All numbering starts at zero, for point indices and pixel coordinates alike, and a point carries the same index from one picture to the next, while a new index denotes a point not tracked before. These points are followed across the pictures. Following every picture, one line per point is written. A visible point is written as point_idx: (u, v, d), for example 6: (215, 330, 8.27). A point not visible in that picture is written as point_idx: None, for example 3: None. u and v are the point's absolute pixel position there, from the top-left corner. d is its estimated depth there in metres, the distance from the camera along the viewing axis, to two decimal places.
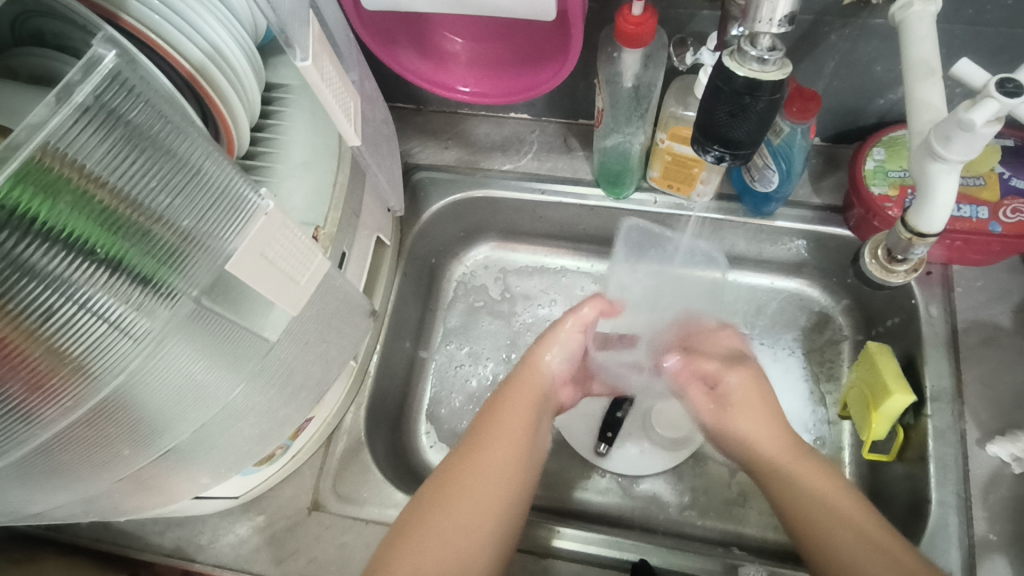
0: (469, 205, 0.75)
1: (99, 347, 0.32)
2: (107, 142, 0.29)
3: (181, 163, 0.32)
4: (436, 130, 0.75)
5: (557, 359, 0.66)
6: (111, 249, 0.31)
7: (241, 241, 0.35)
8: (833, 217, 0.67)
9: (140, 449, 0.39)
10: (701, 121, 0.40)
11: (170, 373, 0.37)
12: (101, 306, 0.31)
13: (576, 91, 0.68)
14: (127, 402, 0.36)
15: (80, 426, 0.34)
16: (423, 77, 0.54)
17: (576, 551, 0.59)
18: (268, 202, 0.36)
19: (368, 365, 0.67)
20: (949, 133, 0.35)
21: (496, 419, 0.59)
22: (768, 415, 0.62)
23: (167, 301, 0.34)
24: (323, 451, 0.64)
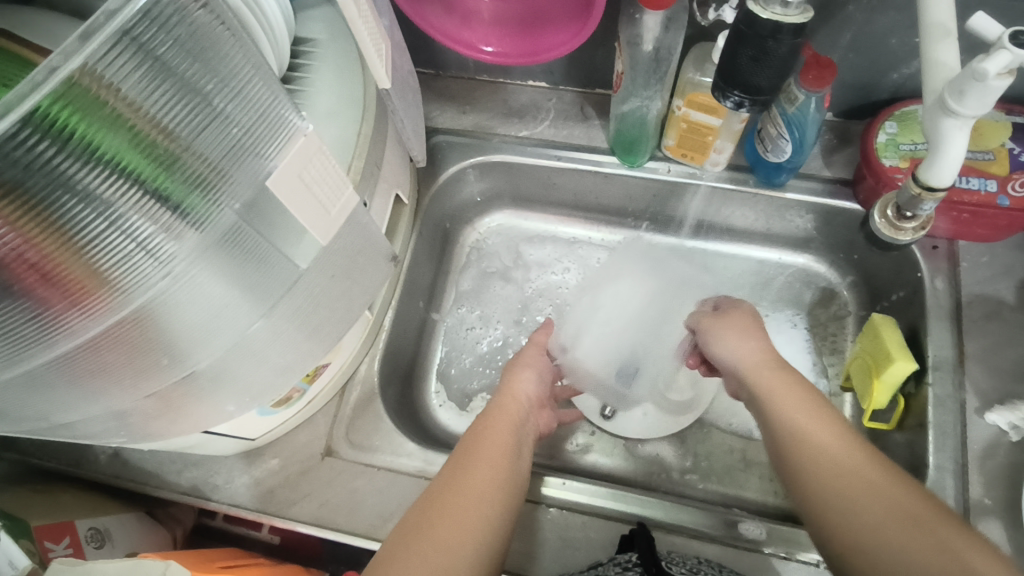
0: (486, 170, 0.76)
1: (130, 266, 0.34)
2: (140, 69, 0.29)
3: (209, 99, 0.33)
4: (456, 96, 0.76)
5: (529, 381, 0.66)
6: (146, 172, 0.32)
7: (280, 160, 0.36)
8: (843, 190, 0.68)
9: (169, 366, 0.41)
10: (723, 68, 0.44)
11: (198, 298, 0.38)
12: (134, 226, 0.33)
13: (594, 59, 0.69)
14: (153, 321, 0.37)
15: (109, 336, 0.36)
16: (447, 34, 0.56)
17: (582, 502, 0.61)
18: (308, 124, 0.37)
19: (383, 320, 0.68)
20: (964, 86, 0.36)
21: (476, 443, 0.56)
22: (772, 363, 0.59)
23: (196, 226, 0.35)
24: (337, 401, 0.66)
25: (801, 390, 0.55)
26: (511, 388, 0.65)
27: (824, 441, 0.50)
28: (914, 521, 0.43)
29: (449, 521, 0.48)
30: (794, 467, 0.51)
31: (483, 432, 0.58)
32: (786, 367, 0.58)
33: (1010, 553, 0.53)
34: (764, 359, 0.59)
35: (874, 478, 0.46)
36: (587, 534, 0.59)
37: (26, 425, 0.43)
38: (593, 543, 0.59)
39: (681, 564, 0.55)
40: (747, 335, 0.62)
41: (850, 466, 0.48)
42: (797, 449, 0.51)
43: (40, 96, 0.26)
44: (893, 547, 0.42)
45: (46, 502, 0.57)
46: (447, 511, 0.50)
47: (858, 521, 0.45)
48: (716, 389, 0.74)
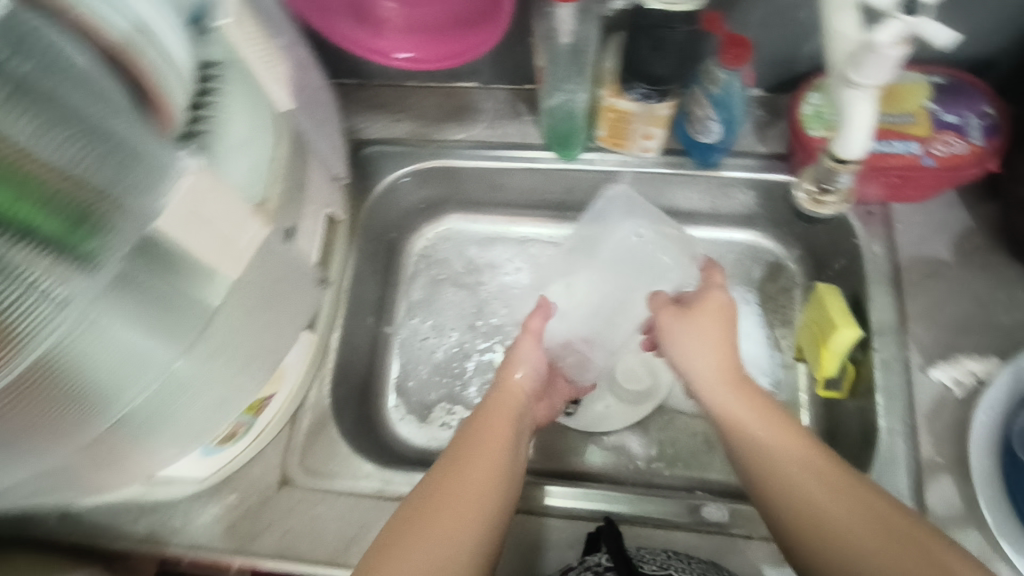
0: (425, 175, 0.75)
1: (23, 315, 0.32)
2: None
3: (85, 130, 0.33)
4: (383, 104, 0.75)
5: (524, 376, 0.63)
6: (23, 212, 0.30)
7: (172, 199, 0.34)
8: (778, 164, 0.68)
9: (92, 416, 0.40)
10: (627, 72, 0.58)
11: (103, 341, 0.37)
12: (20, 273, 0.31)
13: (518, 54, 0.68)
14: (63, 369, 0.35)
15: (15, 394, 0.34)
16: (359, 45, 0.54)
17: (568, 507, 0.60)
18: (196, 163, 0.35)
19: (329, 341, 0.67)
20: (861, 59, 0.37)
21: (467, 446, 0.54)
22: (730, 375, 0.55)
23: (87, 267, 0.34)
24: (289, 429, 0.64)
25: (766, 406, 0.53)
26: (507, 382, 0.62)
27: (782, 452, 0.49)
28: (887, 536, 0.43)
29: (440, 526, 0.48)
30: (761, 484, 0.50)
31: (479, 428, 0.56)
32: (750, 384, 0.54)
33: (962, 506, 0.54)
34: (726, 373, 0.55)
35: (854, 496, 0.46)
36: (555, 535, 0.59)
37: None
38: (562, 543, 0.59)
39: (652, 561, 0.53)
40: (710, 321, 0.58)
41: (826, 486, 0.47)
42: (761, 459, 0.50)
43: None
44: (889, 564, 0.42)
45: None
46: (439, 514, 0.48)
47: (830, 536, 0.45)
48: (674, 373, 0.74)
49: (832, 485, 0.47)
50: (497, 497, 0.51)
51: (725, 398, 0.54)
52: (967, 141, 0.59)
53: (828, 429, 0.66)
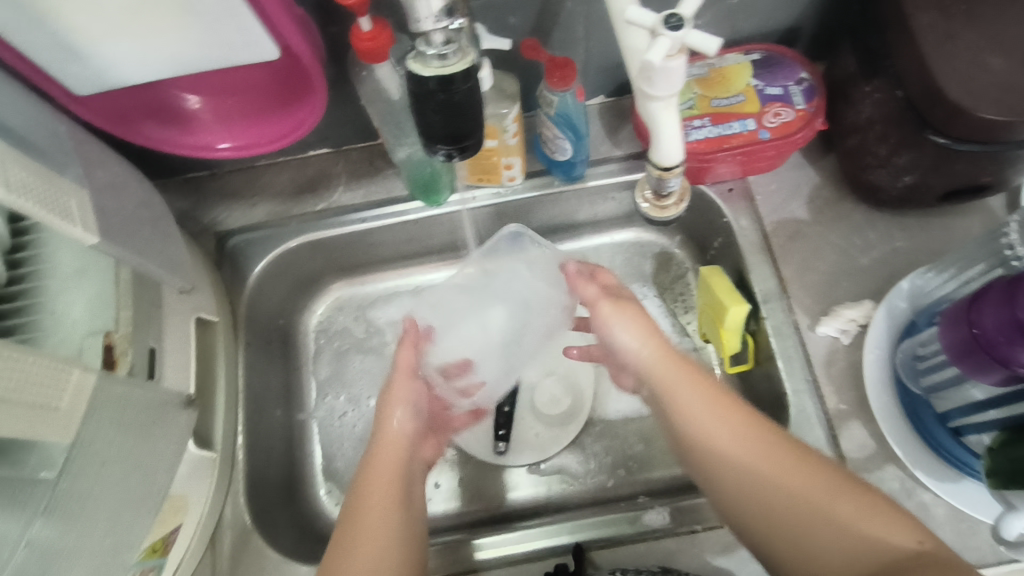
0: (295, 253, 0.72)
1: None
2: None
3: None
4: (238, 190, 0.72)
5: (402, 416, 0.59)
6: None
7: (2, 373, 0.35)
8: (636, 163, 0.70)
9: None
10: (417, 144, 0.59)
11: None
12: None
13: (359, 114, 0.67)
14: None
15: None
16: (175, 145, 0.53)
17: (507, 553, 0.57)
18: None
19: (234, 450, 0.63)
20: (649, 75, 0.38)
21: (361, 497, 0.51)
22: (665, 353, 0.55)
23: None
24: (211, 555, 0.60)
25: (696, 378, 0.52)
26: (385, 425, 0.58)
27: (725, 434, 0.49)
28: (824, 518, 0.43)
29: None
30: (701, 461, 0.50)
31: (368, 481, 0.53)
32: (690, 358, 0.55)
33: (875, 446, 0.57)
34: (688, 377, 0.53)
35: (782, 464, 0.46)
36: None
37: None
38: None
39: None
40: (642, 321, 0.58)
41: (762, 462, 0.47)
42: (702, 442, 0.50)
43: None
44: (821, 526, 0.43)
45: None
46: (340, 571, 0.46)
47: (768, 515, 0.46)
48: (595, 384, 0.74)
49: (776, 466, 0.46)
50: (402, 541, 0.49)
51: (684, 393, 0.52)
52: (794, 108, 0.62)
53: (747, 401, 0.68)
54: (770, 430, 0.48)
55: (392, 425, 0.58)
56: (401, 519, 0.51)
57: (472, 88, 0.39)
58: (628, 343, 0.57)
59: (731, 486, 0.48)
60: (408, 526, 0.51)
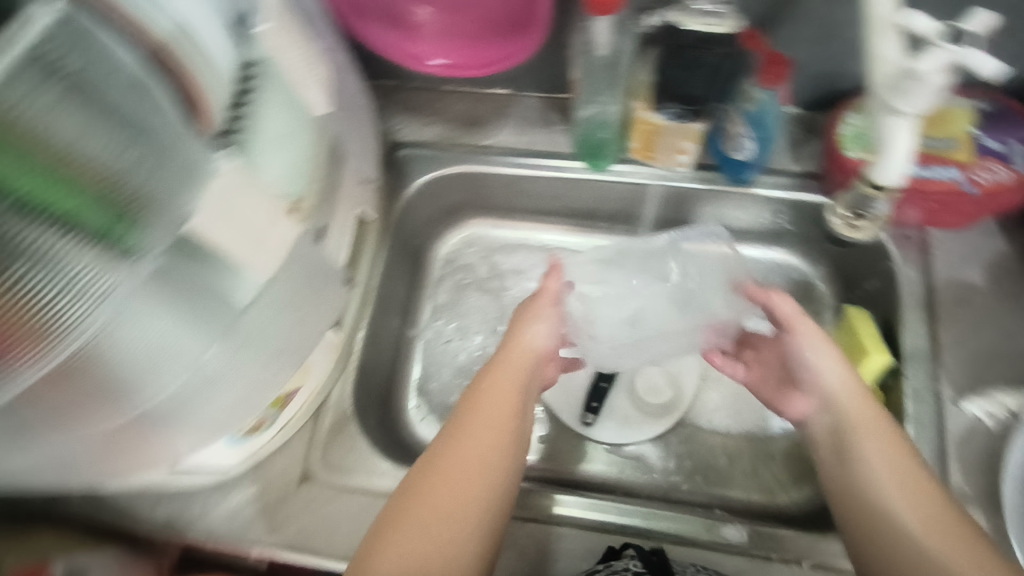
0: (450, 180, 0.75)
1: (61, 313, 0.34)
2: (57, 113, 0.31)
3: (134, 136, 0.34)
4: (419, 107, 0.75)
5: (541, 333, 0.63)
6: (63, 208, 0.31)
7: (201, 199, 0.36)
8: (811, 183, 0.67)
9: (109, 406, 0.42)
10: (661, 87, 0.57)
11: (135, 335, 0.39)
12: (73, 271, 0.33)
13: (553, 63, 0.69)
14: (95, 358, 0.38)
15: (45, 380, 0.36)
16: (391, 48, 0.55)
17: (593, 520, 0.59)
18: (224, 163, 0.37)
19: (354, 339, 0.68)
20: (907, 88, 0.41)
21: (478, 398, 0.56)
22: (856, 384, 0.55)
23: (128, 261, 0.35)
24: (312, 424, 0.65)
25: (876, 414, 0.52)
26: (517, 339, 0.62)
27: (893, 477, 0.49)
28: None
29: (440, 478, 0.51)
30: (849, 492, 0.51)
31: (478, 394, 0.56)
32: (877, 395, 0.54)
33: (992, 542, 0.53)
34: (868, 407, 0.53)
35: (942, 533, 0.46)
36: (571, 543, 0.57)
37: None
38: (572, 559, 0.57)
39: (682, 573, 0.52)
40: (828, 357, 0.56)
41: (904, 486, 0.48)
42: (862, 476, 0.50)
43: None
44: None
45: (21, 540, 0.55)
46: (441, 466, 0.52)
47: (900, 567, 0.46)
48: (695, 388, 0.74)
49: (932, 529, 0.46)
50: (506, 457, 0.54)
51: (874, 443, 0.51)
52: (1010, 169, 0.57)
53: None
54: (942, 497, 0.48)
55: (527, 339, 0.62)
56: (508, 443, 0.54)
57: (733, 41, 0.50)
58: (812, 363, 0.57)
59: (875, 529, 0.48)
60: (505, 452, 0.54)
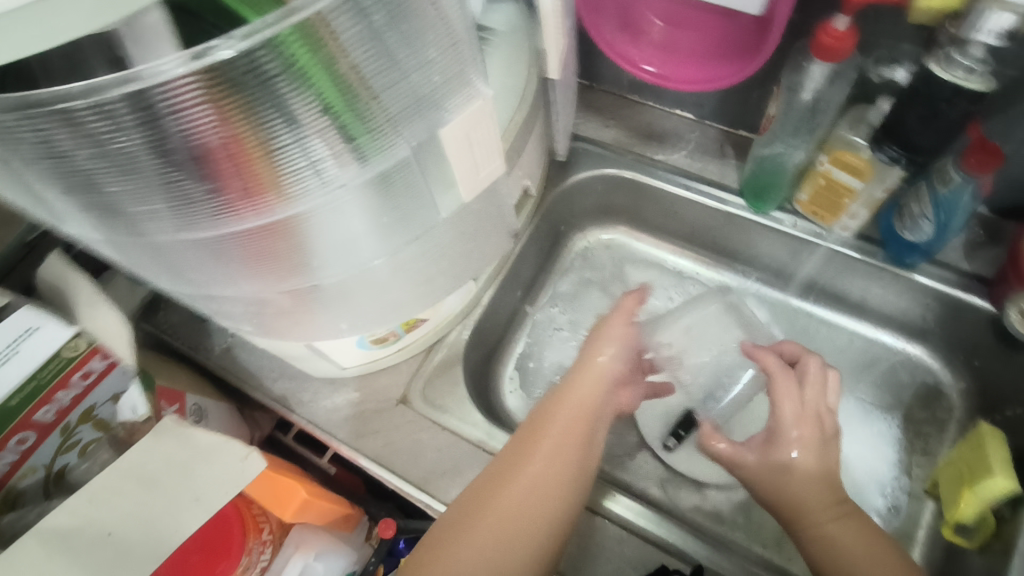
0: (613, 183, 0.78)
1: (298, 180, 0.40)
2: (354, 27, 0.35)
3: (401, 63, 0.38)
4: (603, 109, 0.79)
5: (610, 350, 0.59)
6: (345, 117, 0.38)
7: (454, 116, 0.40)
8: (976, 285, 0.64)
9: (298, 272, 0.47)
10: (887, 126, 0.56)
11: (339, 221, 0.44)
12: (316, 149, 0.38)
13: (748, 100, 0.70)
14: (305, 227, 0.43)
15: (265, 232, 0.42)
16: (614, 49, 0.60)
17: (629, 520, 0.61)
18: (487, 93, 0.41)
19: (483, 295, 0.73)
20: None
21: (545, 423, 0.54)
22: (831, 503, 0.52)
23: (362, 161, 0.40)
24: (423, 356, 0.70)
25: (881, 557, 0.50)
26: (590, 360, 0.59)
27: None
28: None
29: (496, 516, 0.49)
30: None
31: (543, 422, 0.54)
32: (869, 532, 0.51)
33: None
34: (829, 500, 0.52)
35: None
36: (622, 548, 0.60)
37: (182, 285, 0.51)
38: (626, 560, 0.59)
39: None
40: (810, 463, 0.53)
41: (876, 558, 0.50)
42: None
43: (280, 29, 0.32)
44: None
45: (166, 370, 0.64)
46: (494, 502, 0.49)
47: None
48: None
49: None
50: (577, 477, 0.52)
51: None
52: None
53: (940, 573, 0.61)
54: None
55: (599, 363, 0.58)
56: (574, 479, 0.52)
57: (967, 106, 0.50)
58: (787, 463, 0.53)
59: None
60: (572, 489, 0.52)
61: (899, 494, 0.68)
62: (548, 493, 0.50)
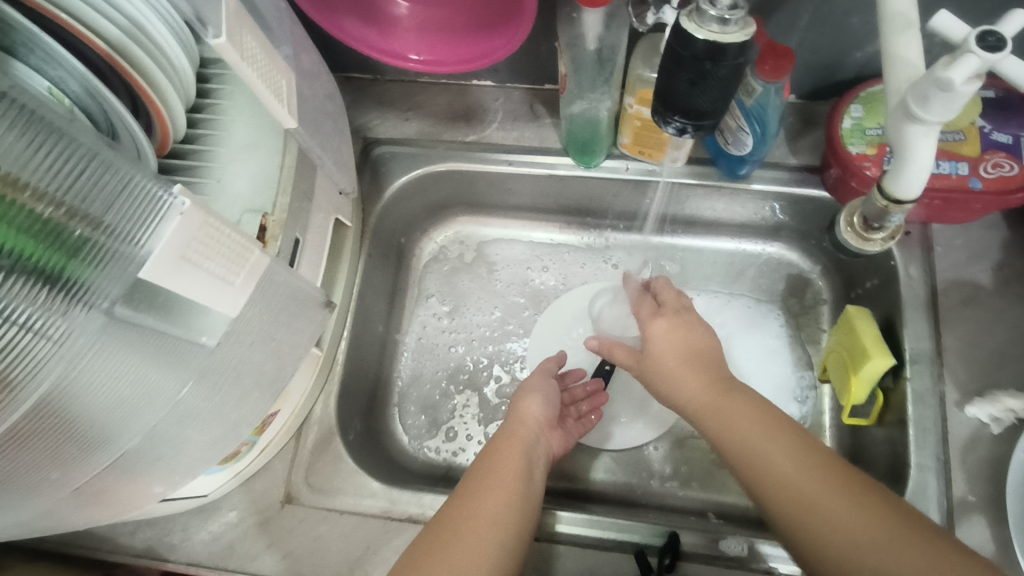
0: (434, 178, 0.71)
1: (21, 355, 0.29)
2: (28, 142, 0.27)
3: (82, 142, 0.29)
4: (396, 101, 0.71)
5: (540, 404, 0.61)
6: (13, 244, 0.27)
7: (154, 243, 0.29)
8: (810, 177, 0.63)
9: (82, 453, 0.36)
10: (660, 89, 0.36)
11: (99, 374, 0.33)
12: (24, 316, 0.29)
13: (539, 53, 0.64)
14: (66, 407, 0.33)
15: (11, 438, 0.31)
16: (370, 45, 0.50)
17: (585, 536, 0.57)
18: (184, 200, 0.29)
19: (336, 352, 0.65)
20: (927, 94, 0.32)
21: (488, 469, 0.53)
22: None
23: (89, 301, 0.31)
24: (294, 444, 0.62)
25: None
26: (523, 414, 0.60)
27: None
28: None
29: (455, 554, 0.46)
30: None
31: (491, 465, 0.53)
32: None
33: (995, 551, 0.51)
34: (705, 388, 0.54)
35: None
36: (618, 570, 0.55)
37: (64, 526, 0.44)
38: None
39: None
40: None
41: (823, 484, 0.46)
42: None
43: None
44: None
45: None
46: (456, 540, 0.47)
47: None
48: None
49: None
50: (516, 517, 0.49)
51: None
52: (1019, 163, 0.54)
53: (851, 455, 0.64)
54: None
55: (530, 415, 0.60)
56: (523, 524, 0.49)
57: (741, 66, 0.33)
58: None
59: None
60: (520, 532, 0.49)
61: (807, 392, 0.69)
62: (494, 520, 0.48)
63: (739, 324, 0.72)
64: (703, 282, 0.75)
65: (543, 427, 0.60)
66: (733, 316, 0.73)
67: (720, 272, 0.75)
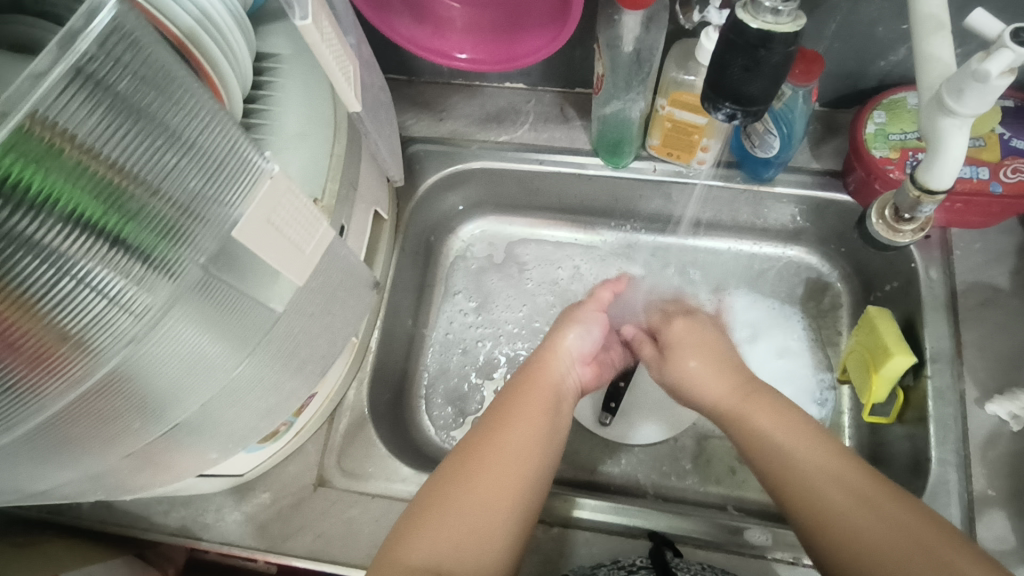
0: (463, 175, 0.73)
1: (104, 325, 0.31)
2: (110, 124, 0.28)
3: (177, 129, 0.31)
4: (430, 102, 0.74)
5: (575, 339, 0.62)
6: (111, 222, 0.29)
7: (246, 206, 0.33)
8: (832, 182, 0.65)
9: (146, 419, 0.37)
10: (713, 77, 0.39)
11: (172, 344, 0.35)
12: (104, 282, 0.30)
13: (572, 57, 0.67)
14: (133, 377, 0.34)
15: (86, 403, 0.33)
16: (419, 44, 0.53)
17: (600, 522, 0.59)
18: (273, 166, 0.34)
19: (369, 341, 0.67)
20: (963, 86, 0.34)
21: (516, 409, 0.54)
22: None
23: (170, 275, 0.33)
24: (326, 429, 0.64)
25: None
26: (556, 345, 0.61)
27: None
28: None
29: (480, 484, 0.48)
30: None
31: (515, 406, 0.54)
32: None
33: (1015, 543, 0.53)
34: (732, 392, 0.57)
35: None
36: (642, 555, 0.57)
37: (109, 492, 0.45)
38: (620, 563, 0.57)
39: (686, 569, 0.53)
40: None
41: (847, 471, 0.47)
42: None
43: (57, 188, 0.26)
44: None
45: (33, 557, 0.54)
46: (483, 469, 0.49)
47: None
48: None
49: None
50: (540, 464, 0.51)
51: None
52: None
53: (871, 453, 0.65)
54: None
55: (564, 347, 0.61)
56: (545, 467, 0.51)
57: (791, 56, 0.35)
58: None
59: None
60: (537, 495, 0.50)
61: (828, 393, 0.70)
62: (518, 466, 0.50)
63: (766, 321, 0.74)
64: (725, 284, 0.76)
65: (574, 361, 0.61)
66: (754, 316, 0.74)
67: (741, 274, 0.76)
